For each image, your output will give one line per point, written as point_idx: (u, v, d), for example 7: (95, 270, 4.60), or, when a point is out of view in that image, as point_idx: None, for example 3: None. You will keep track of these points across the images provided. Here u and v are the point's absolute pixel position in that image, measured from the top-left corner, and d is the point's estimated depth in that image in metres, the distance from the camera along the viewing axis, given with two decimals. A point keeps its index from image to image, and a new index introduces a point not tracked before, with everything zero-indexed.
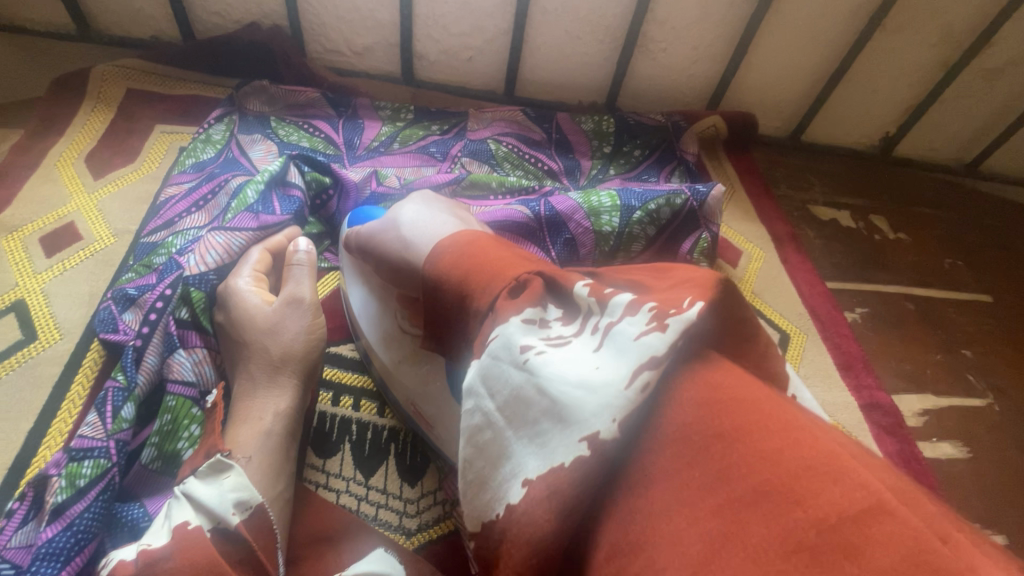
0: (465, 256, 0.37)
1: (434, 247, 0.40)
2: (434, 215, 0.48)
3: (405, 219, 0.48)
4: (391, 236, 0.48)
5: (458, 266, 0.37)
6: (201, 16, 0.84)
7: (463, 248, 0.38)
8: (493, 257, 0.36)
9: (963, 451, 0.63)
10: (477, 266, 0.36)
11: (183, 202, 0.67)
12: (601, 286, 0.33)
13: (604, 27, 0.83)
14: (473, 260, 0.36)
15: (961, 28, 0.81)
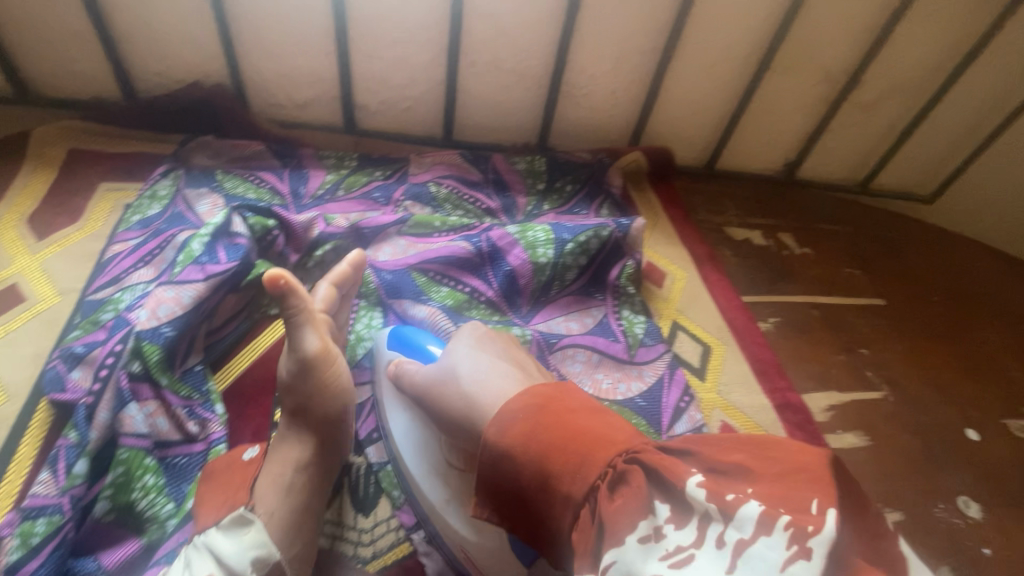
0: (536, 434, 0.41)
1: (503, 415, 0.43)
2: (491, 366, 0.51)
3: (463, 372, 0.50)
4: (450, 388, 0.50)
5: (539, 439, 0.41)
6: (142, 76, 0.87)
7: (530, 414, 0.42)
8: (565, 434, 0.40)
9: (865, 440, 0.70)
10: (557, 450, 0.40)
11: (129, 257, 0.69)
12: (719, 490, 0.36)
13: (530, 76, 0.91)
14: (556, 435, 0.40)
15: (836, 68, 0.94)
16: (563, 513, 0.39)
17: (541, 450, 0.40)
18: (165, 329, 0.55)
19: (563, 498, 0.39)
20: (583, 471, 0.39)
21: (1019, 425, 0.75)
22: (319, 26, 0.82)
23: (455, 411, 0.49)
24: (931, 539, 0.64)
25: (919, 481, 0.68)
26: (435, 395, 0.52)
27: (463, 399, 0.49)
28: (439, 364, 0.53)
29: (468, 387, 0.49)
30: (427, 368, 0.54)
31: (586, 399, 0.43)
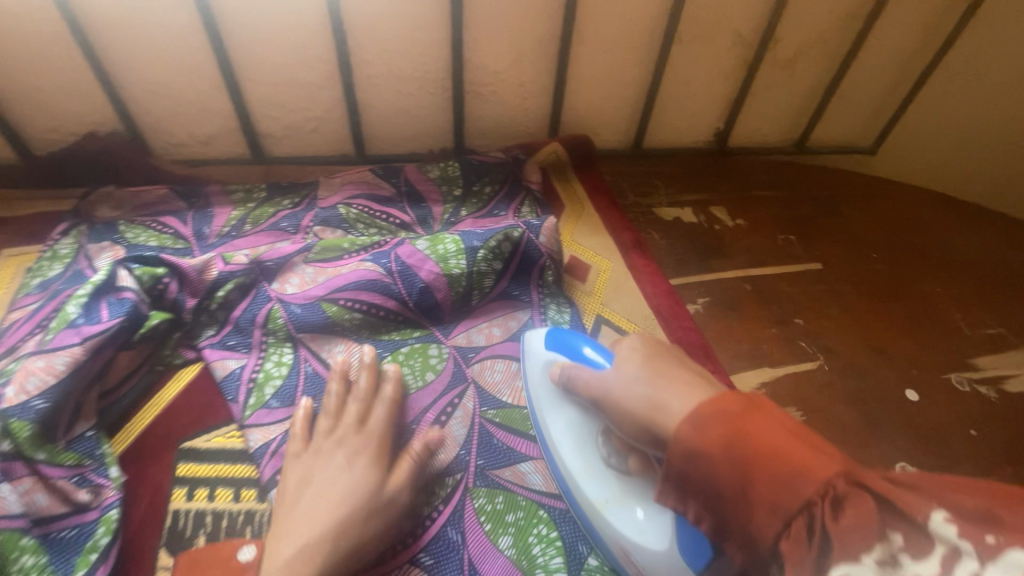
0: (743, 434, 0.38)
1: (689, 417, 0.41)
2: (668, 366, 0.47)
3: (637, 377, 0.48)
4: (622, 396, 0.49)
5: (745, 453, 0.37)
6: (35, 134, 0.85)
7: (725, 416, 0.39)
8: (785, 441, 0.37)
9: (796, 416, 0.68)
10: (762, 454, 0.37)
11: (26, 325, 0.67)
12: (973, 529, 0.31)
13: (432, 81, 0.88)
14: (756, 448, 0.37)
15: (747, 31, 0.90)
16: (775, 514, 0.36)
17: (744, 459, 0.37)
18: (36, 402, 0.53)
19: (771, 505, 0.36)
20: (799, 484, 0.36)
21: (963, 378, 0.73)
22: (200, 58, 0.80)
23: (630, 416, 0.47)
24: None
25: (852, 453, 0.65)
26: (610, 397, 0.50)
27: (635, 399, 0.47)
28: (611, 374, 0.51)
29: (649, 392, 0.46)
30: (601, 376, 0.52)
31: (788, 418, 0.39)
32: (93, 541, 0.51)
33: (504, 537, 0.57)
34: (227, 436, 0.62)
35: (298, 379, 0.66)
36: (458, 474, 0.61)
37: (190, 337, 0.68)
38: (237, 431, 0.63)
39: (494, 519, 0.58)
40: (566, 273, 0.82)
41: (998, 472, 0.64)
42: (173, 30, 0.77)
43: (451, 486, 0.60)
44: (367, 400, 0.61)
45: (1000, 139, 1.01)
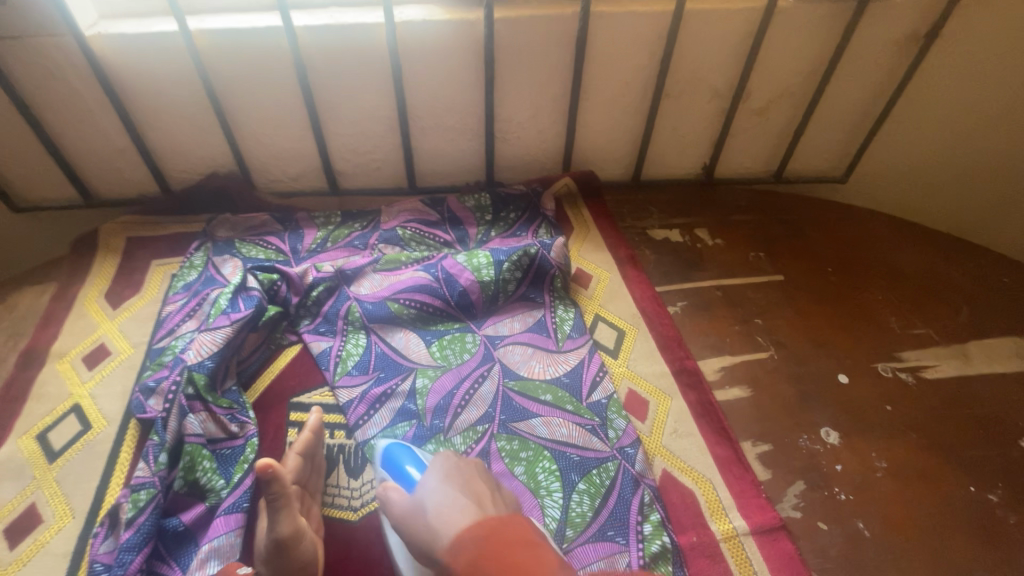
0: (484, 554, 0.52)
1: (455, 542, 0.55)
2: (455, 501, 0.60)
3: (431, 507, 0.61)
4: (421, 524, 0.60)
5: (487, 566, 0.51)
6: (174, 174, 1.13)
7: (479, 539, 0.54)
8: (510, 556, 0.51)
9: (747, 391, 0.87)
10: (495, 562, 0.51)
11: (180, 313, 0.93)
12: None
13: (469, 130, 1.13)
14: (499, 558, 0.51)
15: (724, 87, 1.11)
16: None
17: (478, 570, 0.51)
18: (207, 361, 0.79)
19: None
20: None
21: (888, 366, 0.91)
22: (296, 117, 1.06)
23: (423, 539, 0.59)
24: (791, 462, 0.79)
25: (788, 418, 0.84)
26: (417, 524, 0.60)
27: (428, 529, 0.59)
28: (415, 495, 0.63)
29: (435, 515, 0.59)
30: (408, 498, 0.64)
31: (524, 533, 0.54)
32: (245, 455, 0.75)
33: (519, 466, 0.79)
34: (322, 395, 0.87)
35: (370, 356, 0.90)
36: (487, 424, 0.84)
37: (294, 325, 0.93)
38: (329, 391, 0.87)
39: (512, 454, 0.80)
40: (572, 282, 1.04)
41: (905, 438, 0.82)
42: (278, 99, 1.03)
43: (481, 431, 0.83)
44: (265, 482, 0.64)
45: (948, 168, 1.20)
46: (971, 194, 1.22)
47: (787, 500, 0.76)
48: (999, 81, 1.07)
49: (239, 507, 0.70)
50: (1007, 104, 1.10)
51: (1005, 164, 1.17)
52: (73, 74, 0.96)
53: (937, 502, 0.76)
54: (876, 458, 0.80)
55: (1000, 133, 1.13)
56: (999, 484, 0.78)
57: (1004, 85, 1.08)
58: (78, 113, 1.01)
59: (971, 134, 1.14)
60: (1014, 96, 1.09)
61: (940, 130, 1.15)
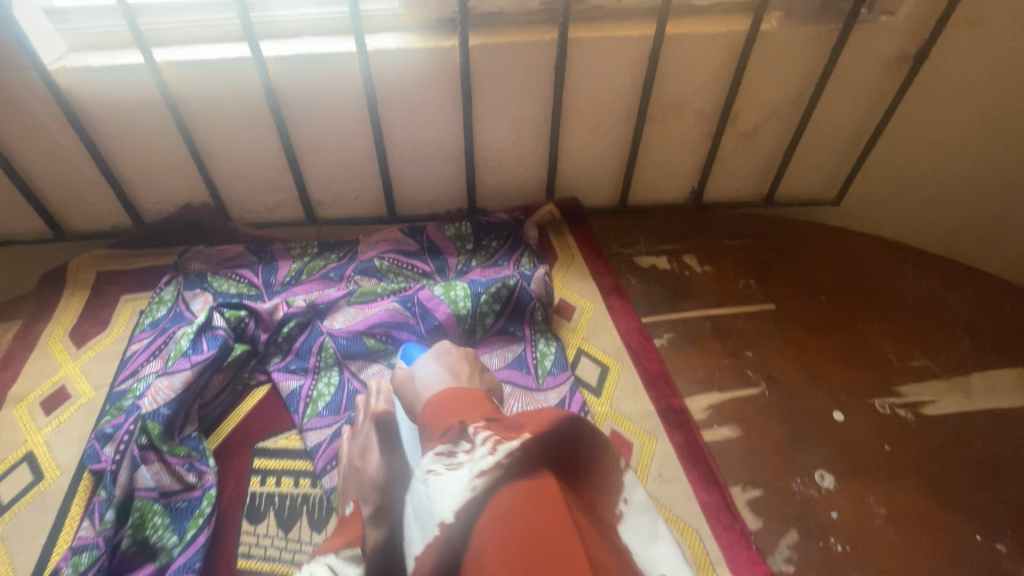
0: (439, 402, 0.61)
1: (427, 398, 0.64)
2: (435, 373, 0.69)
3: (418, 375, 0.70)
4: (409, 387, 0.70)
5: (434, 410, 0.60)
6: (147, 207, 1.10)
7: (443, 394, 0.63)
8: (454, 405, 0.59)
9: (737, 431, 0.83)
10: (447, 406, 0.59)
11: (144, 353, 0.89)
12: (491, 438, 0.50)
13: (449, 157, 1.10)
14: (443, 404, 0.60)
15: (710, 111, 1.07)
16: (434, 431, 0.57)
17: (431, 414, 0.60)
18: (163, 409, 0.76)
19: (437, 430, 0.57)
20: (446, 421, 0.57)
21: (886, 403, 0.86)
22: (270, 147, 1.03)
23: (405, 399, 0.70)
24: (784, 509, 0.75)
25: (780, 461, 0.79)
26: (404, 388, 0.71)
27: (408, 390, 0.70)
28: (407, 368, 0.73)
29: (415, 378, 0.70)
30: (404, 368, 0.74)
31: (476, 393, 0.62)
32: (200, 510, 0.72)
33: None
34: (289, 439, 0.82)
35: (342, 395, 0.86)
36: None
37: (263, 363, 0.89)
38: (297, 435, 0.83)
39: None
40: (554, 313, 1.00)
41: (904, 480, 0.77)
42: (249, 129, 1.00)
43: None
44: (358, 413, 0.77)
45: (944, 190, 1.16)
46: (969, 216, 1.19)
47: (779, 552, 0.71)
48: (996, 103, 1.04)
49: (189, 568, 0.66)
50: (1006, 125, 1.06)
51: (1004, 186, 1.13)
52: (39, 108, 0.93)
53: (940, 554, 0.71)
54: (875, 504, 0.75)
55: (998, 154, 1.10)
56: (1007, 532, 0.73)
57: (1002, 107, 1.04)
58: (45, 146, 0.98)
59: (968, 156, 1.11)
60: (1013, 118, 1.05)
61: (936, 153, 1.11)
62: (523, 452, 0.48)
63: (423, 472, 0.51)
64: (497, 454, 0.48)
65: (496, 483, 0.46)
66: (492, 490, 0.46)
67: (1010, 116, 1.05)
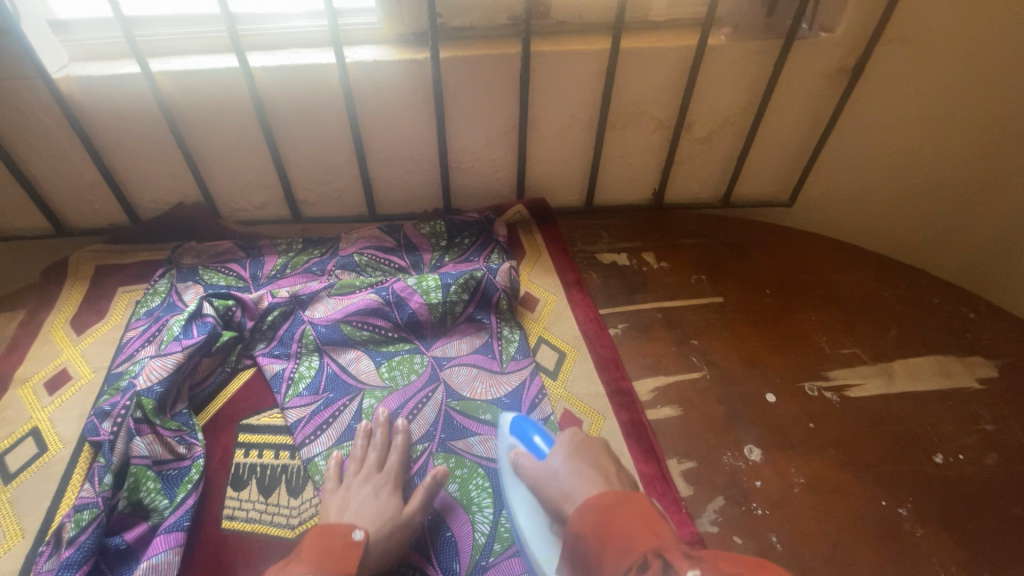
0: (607, 521, 0.67)
1: (583, 508, 0.70)
2: (581, 472, 0.75)
3: (562, 472, 0.75)
4: (552, 486, 0.75)
5: (607, 531, 0.66)
6: (142, 205, 1.18)
7: (604, 507, 0.69)
8: (637, 527, 0.65)
9: (677, 410, 0.92)
10: (619, 530, 0.65)
11: (139, 338, 0.98)
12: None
13: (426, 160, 1.18)
14: (617, 528, 0.65)
15: (666, 118, 1.16)
16: (618, 563, 0.62)
17: (604, 533, 0.66)
18: (156, 387, 0.84)
19: (621, 559, 0.62)
20: (630, 552, 0.62)
21: (814, 385, 0.95)
22: (257, 151, 1.12)
23: (553, 501, 0.74)
24: (713, 478, 0.83)
25: (714, 437, 0.88)
26: (543, 481, 0.76)
27: (558, 492, 0.74)
28: (550, 466, 0.77)
29: (566, 486, 0.74)
30: (539, 466, 0.78)
31: (643, 514, 0.67)
32: (189, 476, 0.80)
33: (453, 484, 0.84)
34: (271, 416, 0.90)
35: (321, 377, 0.95)
36: (427, 443, 0.88)
37: (249, 348, 0.97)
38: (279, 412, 0.91)
39: (447, 472, 0.85)
40: (519, 305, 1.08)
41: (824, 454, 0.86)
42: (238, 134, 1.08)
43: (421, 450, 0.88)
44: (383, 450, 0.85)
45: (884, 193, 1.25)
46: (909, 215, 1.28)
47: (706, 515, 0.79)
48: (926, 113, 1.13)
49: (179, 526, 0.74)
50: (937, 133, 1.15)
51: (939, 187, 1.22)
52: (43, 113, 1.01)
53: (850, 516, 0.80)
54: (795, 474, 0.84)
55: (931, 160, 1.19)
56: (912, 498, 0.82)
57: (932, 116, 1.13)
58: (48, 147, 1.06)
59: (905, 160, 1.20)
60: (943, 126, 1.14)
61: (876, 158, 1.20)
62: None
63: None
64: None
65: None
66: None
67: (940, 125, 1.14)
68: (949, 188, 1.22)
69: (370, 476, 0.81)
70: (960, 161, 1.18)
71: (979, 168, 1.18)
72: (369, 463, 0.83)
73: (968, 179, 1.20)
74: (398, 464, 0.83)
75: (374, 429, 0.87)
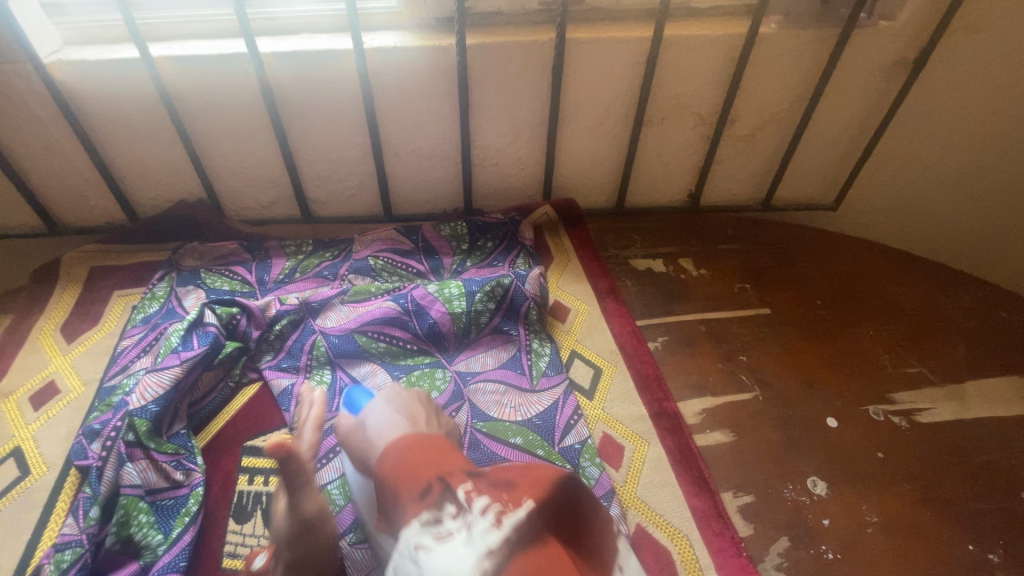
0: (404, 459, 0.58)
1: (382, 453, 0.60)
2: (389, 416, 0.64)
3: (367, 422, 0.64)
4: (357, 437, 0.64)
5: (399, 468, 0.58)
6: (141, 202, 1.10)
7: (404, 449, 0.60)
8: (426, 460, 0.58)
9: (729, 436, 0.83)
10: (414, 464, 0.58)
11: (135, 348, 0.89)
12: (472, 491, 0.55)
13: (446, 156, 1.09)
14: (413, 461, 0.58)
15: (708, 114, 1.07)
16: (406, 494, 0.55)
17: (399, 470, 0.58)
18: (151, 406, 0.75)
19: (410, 489, 0.56)
20: (418, 479, 0.57)
21: (880, 409, 0.86)
22: (265, 144, 1.03)
23: (356, 453, 0.63)
24: (774, 514, 0.75)
25: (772, 466, 0.79)
26: (348, 436, 0.65)
27: (365, 444, 0.63)
28: (359, 416, 0.65)
29: (370, 434, 0.63)
30: (353, 423, 0.65)
31: (440, 445, 0.61)
32: (186, 508, 0.71)
33: None
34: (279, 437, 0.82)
35: (335, 394, 0.86)
36: None
37: (254, 361, 0.88)
38: (288, 433, 0.82)
39: None
40: (549, 314, 1.00)
41: (897, 488, 0.77)
42: (244, 127, 1.00)
43: None
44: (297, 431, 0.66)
45: (941, 197, 1.16)
46: (962, 226, 1.19)
47: (771, 559, 0.71)
48: (994, 111, 1.03)
49: (173, 567, 0.66)
50: (1004, 135, 1.06)
51: (1001, 197, 1.13)
52: (33, 100, 0.93)
53: (931, 561, 0.71)
54: (867, 511, 0.75)
55: (995, 163, 1.10)
56: (1001, 542, 0.73)
57: (1000, 115, 1.04)
58: (39, 139, 0.98)
59: (964, 163, 1.11)
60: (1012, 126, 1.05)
61: (934, 159, 1.11)
62: (528, 524, 0.54)
63: (411, 545, 0.53)
64: (503, 527, 0.53)
65: (503, 561, 0.51)
66: (500, 567, 0.50)
67: (1008, 124, 1.04)
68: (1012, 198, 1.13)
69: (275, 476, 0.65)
70: None
71: None
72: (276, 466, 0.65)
73: None
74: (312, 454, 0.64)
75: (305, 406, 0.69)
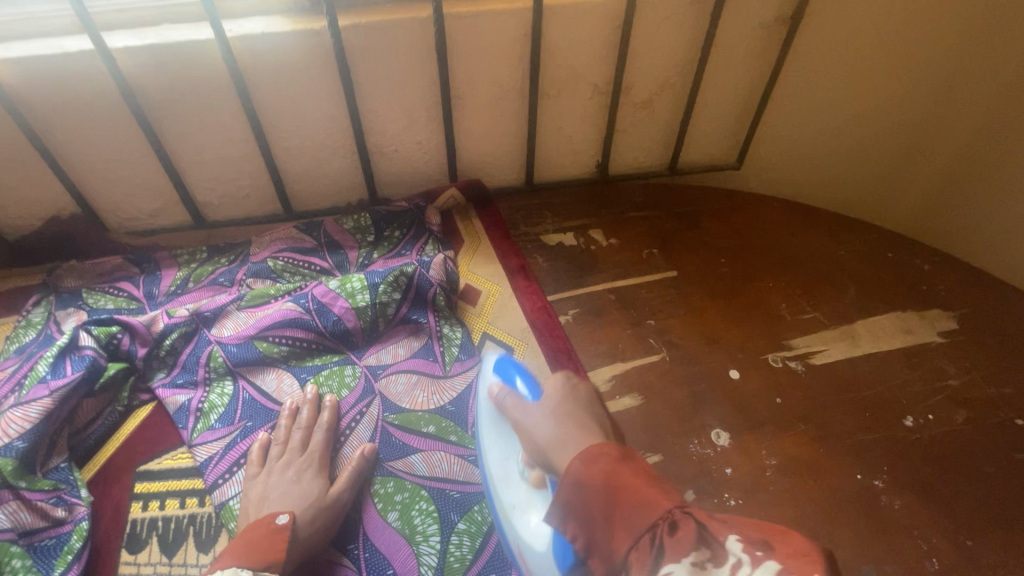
0: (613, 472, 0.54)
1: (578, 461, 0.57)
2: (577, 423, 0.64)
3: (549, 421, 0.66)
4: (538, 430, 0.66)
5: (610, 488, 0.53)
6: (6, 223, 1.01)
7: (605, 457, 0.56)
8: (641, 482, 0.52)
9: (638, 399, 0.84)
10: (627, 486, 0.52)
11: (8, 384, 0.83)
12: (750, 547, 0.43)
13: (341, 146, 1.05)
14: (623, 485, 0.52)
15: (602, 84, 1.06)
16: (637, 525, 0.49)
17: (610, 492, 0.52)
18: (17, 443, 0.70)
19: (637, 519, 0.49)
20: (648, 512, 0.49)
21: (778, 356, 0.90)
22: (136, 149, 0.96)
23: (535, 445, 0.65)
24: (681, 470, 0.77)
25: (679, 424, 0.81)
26: (526, 427, 0.67)
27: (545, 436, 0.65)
28: (537, 409, 0.68)
29: (555, 431, 0.64)
30: (525, 409, 0.69)
31: (648, 468, 0.54)
32: (69, 545, 0.68)
33: (392, 512, 0.74)
34: (176, 458, 0.78)
35: (236, 405, 0.82)
36: None
37: (145, 380, 0.82)
38: (186, 452, 0.78)
39: (386, 499, 0.75)
40: (459, 298, 0.98)
41: (794, 430, 0.81)
42: (109, 132, 0.93)
43: None
44: (308, 428, 0.78)
45: (829, 148, 1.21)
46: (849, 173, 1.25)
47: None
48: (868, 62, 1.08)
49: None
50: (879, 83, 1.11)
51: (890, 139, 1.21)
52: None
53: (824, 495, 0.75)
54: (766, 456, 0.78)
55: (873, 110, 1.15)
56: (886, 468, 0.78)
57: (874, 65, 1.08)
58: None
59: (847, 113, 1.15)
60: (885, 75, 1.10)
61: (821, 112, 1.15)
62: None
63: None
64: None
65: None
66: None
67: (882, 72, 1.09)
68: (899, 139, 1.21)
69: (292, 458, 0.74)
70: (900, 108, 1.15)
71: (917, 113, 1.16)
72: (293, 444, 0.76)
73: (905, 128, 1.18)
74: (325, 443, 0.77)
75: (300, 407, 0.80)
